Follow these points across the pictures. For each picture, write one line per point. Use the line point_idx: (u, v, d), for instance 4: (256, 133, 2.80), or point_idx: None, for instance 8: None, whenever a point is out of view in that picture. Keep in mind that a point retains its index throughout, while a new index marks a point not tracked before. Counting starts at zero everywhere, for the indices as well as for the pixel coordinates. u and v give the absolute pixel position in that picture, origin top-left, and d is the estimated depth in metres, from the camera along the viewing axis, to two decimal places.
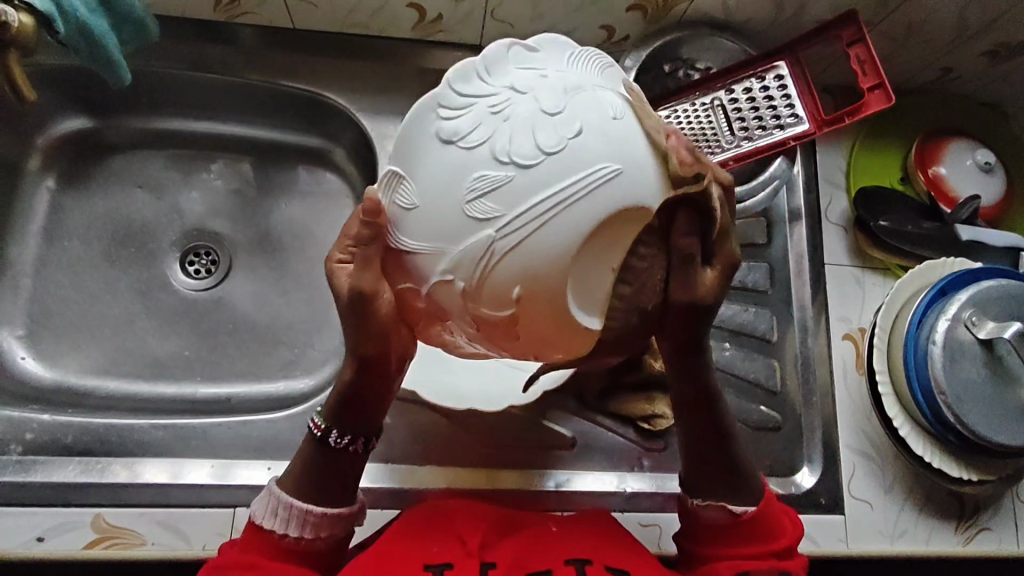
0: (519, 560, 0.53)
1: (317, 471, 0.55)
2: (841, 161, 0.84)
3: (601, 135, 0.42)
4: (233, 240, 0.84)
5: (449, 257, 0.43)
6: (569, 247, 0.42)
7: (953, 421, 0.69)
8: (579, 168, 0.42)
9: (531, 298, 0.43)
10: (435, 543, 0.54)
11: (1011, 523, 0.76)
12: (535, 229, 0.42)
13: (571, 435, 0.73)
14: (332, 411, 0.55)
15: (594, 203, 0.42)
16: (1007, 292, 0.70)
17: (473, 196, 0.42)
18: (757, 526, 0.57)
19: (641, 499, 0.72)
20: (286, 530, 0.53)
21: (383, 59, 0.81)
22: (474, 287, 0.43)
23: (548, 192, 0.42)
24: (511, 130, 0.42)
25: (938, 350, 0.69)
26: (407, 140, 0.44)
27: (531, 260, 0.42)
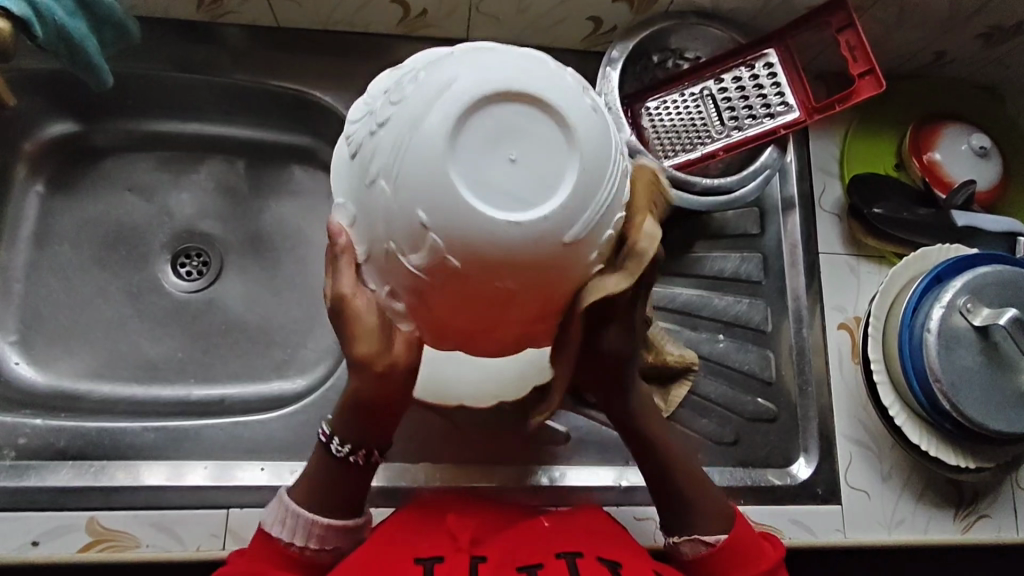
0: (510, 553, 0.52)
1: (325, 481, 0.55)
2: (834, 148, 0.83)
3: (450, 69, 0.42)
4: (225, 241, 0.84)
5: (376, 231, 0.43)
6: (444, 148, 0.40)
7: (949, 408, 0.68)
8: (434, 94, 0.41)
9: (443, 231, 0.40)
10: (426, 539, 0.54)
11: (1011, 509, 0.76)
12: (409, 151, 0.41)
13: (566, 429, 0.73)
14: (341, 419, 0.54)
15: (450, 107, 0.40)
16: (1002, 279, 0.69)
17: (366, 172, 0.43)
18: (730, 555, 0.56)
19: (637, 492, 0.72)
20: (293, 539, 0.54)
21: (369, 55, 0.80)
22: (401, 239, 0.42)
23: (415, 122, 0.41)
24: (385, 104, 0.43)
25: (933, 338, 0.68)
26: (334, 177, 0.47)
27: (425, 179, 0.40)
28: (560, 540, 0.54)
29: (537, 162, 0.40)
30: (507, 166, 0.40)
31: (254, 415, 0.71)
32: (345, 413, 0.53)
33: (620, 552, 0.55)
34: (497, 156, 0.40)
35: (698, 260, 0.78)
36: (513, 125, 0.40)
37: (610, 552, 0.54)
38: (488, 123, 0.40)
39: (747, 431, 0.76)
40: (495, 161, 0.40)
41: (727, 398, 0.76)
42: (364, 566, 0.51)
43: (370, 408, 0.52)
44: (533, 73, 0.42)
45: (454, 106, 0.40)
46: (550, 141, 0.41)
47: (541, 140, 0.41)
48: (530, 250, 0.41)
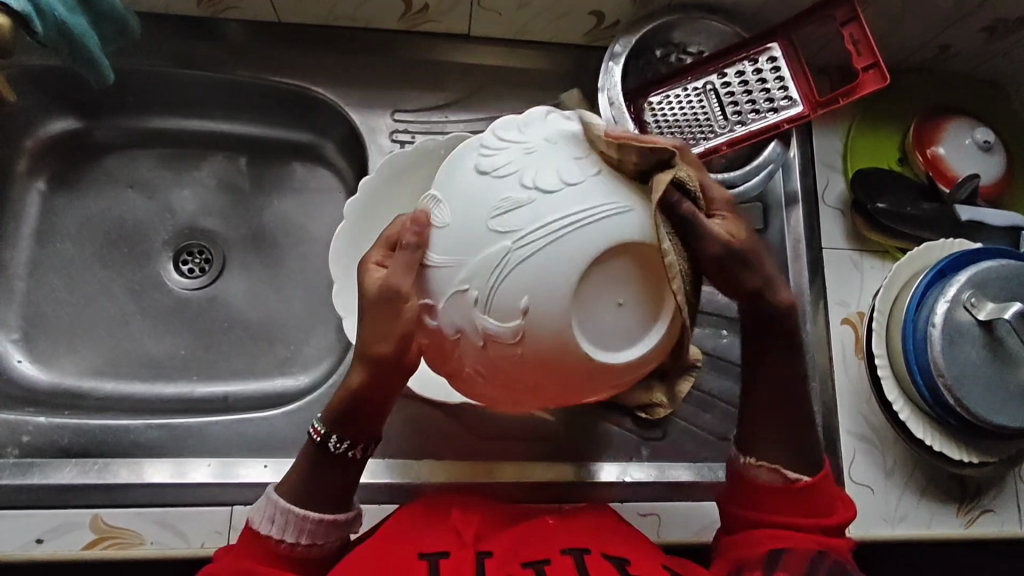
0: (515, 549, 0.52)
1: (315, 475, 0.55)
2: (838, 142, 0.83)
3: (601, 184, 0.46)
4: (227, 238, 0.84)
5: (469, 269, 0.46)
6: (576, 266, 0.45)
7: (953, 403, 0.68)
8: (583, 203, 0.45)
9: (535, 318, 0.45)
10: (430, 534, 0.54)
11: (1014, 504, 0.76)
12: (544, 246, 0.45)
13: (569, 426, 0.73)
14: (334, 415, 0.54)
15: (606, 230, 0.45)
16: (1006, 273, 0.69)
17: (500, 216, 0.46)
18: (810, 498, 0.56)
19: (640, 488, 0.72)
20: (284, 535, 0.53)
21: (371, 50, 0.80)
22: (488, 299, 0.46)
23: (558, 214, 0.45)
24: (536, 164, 0.47)
25: (937, 332, 0.68)
26: (449, 170, 0.50)
27: (546, 268, 0.45)
28: (565, 536, 0.54)
29: (632, 311, 0.47)
30: (613, 310, 0.46)
31: (257, 412, 0.70)
32: (337, 409, 0.54)
33: (627, 548, 0.55)
34: (607, 300, 0.46)
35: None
36: (625, 275, 0.46)
37: (618, 549, 0.54)
38: (615, 267, 0.46)
39: None
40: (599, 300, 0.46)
41: (731, 394, 0.76)
42: (371, 561, 0.51)
43: (359, 403, 0.53)
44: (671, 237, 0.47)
45: (609, 233, 0.45)
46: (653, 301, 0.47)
47: (641, 290, 0.47)
48: (582, 375, 0.47)
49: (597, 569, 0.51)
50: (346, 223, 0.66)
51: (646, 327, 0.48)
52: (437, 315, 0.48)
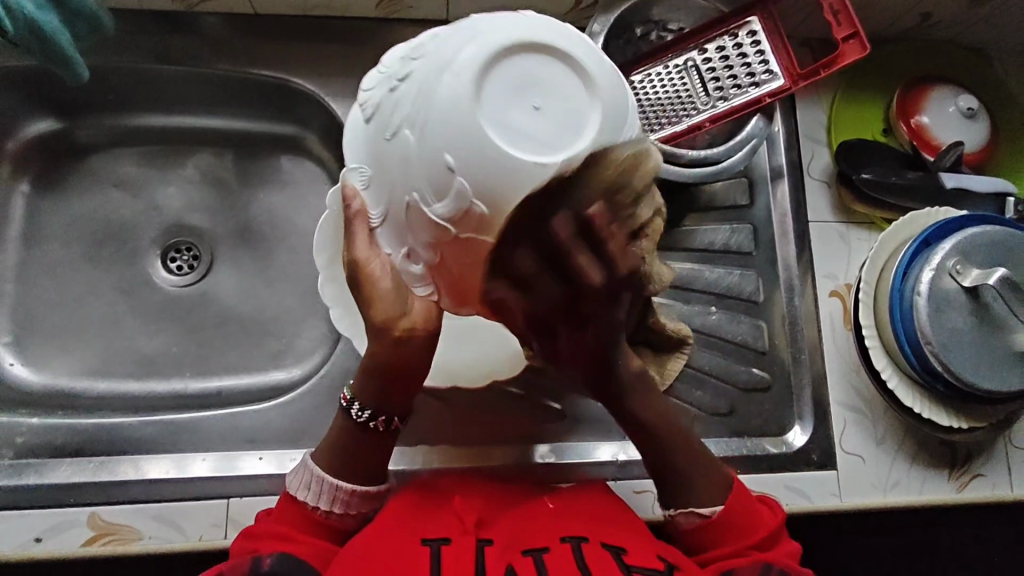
0: (514, 540, 0.53)
1: (349, 448, 0.56)
2: (821, 115, 0.83)
3: (456, 31, 0.44)
4: (214, 234, 0.84)
5: (398, 182, 0.45)
6: (467, 92, 0.41)
7: (941, 369, 0.68)
8: (446, 51, 0.43)
9: (468, 173, 0.41)
10: (432, 521, 0.54)
11: (1005, 467, 0.77)
12: (434, 101, 0.42)
13: (562, 407, 0.74)
14: (362, 383, 0.55)
15: (473, 57, 0.42)
16: (991, 240, 0.69)
17: (387, 124, 0.45)
18: (732, 524, 0.56)
19: (635, 466, 0.72)
20: (319, 504, 0.55)
21: (349, 39, 0.79)
22: (426, 186, 0.43)
23: (431, 74, 0.43)
24: (394, 66, 0.46)
25: (923, 300, 0.68)
26: (347, 142, 0.50)
27: (444, 126, 0.42)
28: (566, 524, 0.55)
29: (559, 110, 0.41)
30: (530, 112, 0.41)
31: (250, 406, 0.71)
32: (368, 380, 0.55)
33: (620, 535, 0.55)
34: (522, 105, 0.41)
35: (688, 233, 0.78)
36: (527, 71, 0.42)
37: (616, 539, 0.54)
38: (511, 75, 0.42)
39: (742, 401, 0.76)
40: (505, 104, 0.41)
41: (723, 370, 0.77)
42: (372, 544, 0.51)
43: (386, 372, 0.54)
44: (548, 29, 0.44)
45: (476, 55, 0.42)
46: (570, 91, 0.42)
47: (565, 89, 0.42)
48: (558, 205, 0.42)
49: (593, 558, 0.51)
50: (329, 210, 0.63)
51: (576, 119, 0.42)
52: (416, 256, 0.47)
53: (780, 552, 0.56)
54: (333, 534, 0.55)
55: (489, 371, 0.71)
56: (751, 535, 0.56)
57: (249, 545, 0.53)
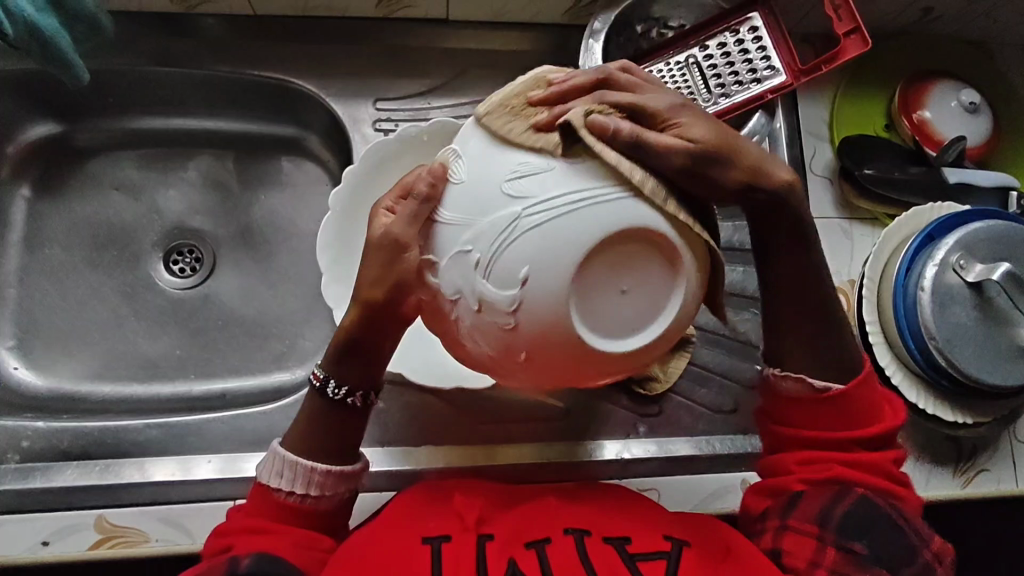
0: (515, 530, 0.53)
1: (321, 427, 0.56)
2: (823, 111, 0.83)
3: (616, 174, 0.45)
4: (216, 236, 0.84)
5: (476, 229, 0.45)
6: (585, 244, 0.43)
7: (945, 365, 0.68)
8: (601, 188, 0.44)
9: (535, 288, 0.44)
10: (433, 518, 0.55)
11: (1009, 463, 0.76)
12: (548, 227, 0.44)
13: (566, 406, 0.74)
14: (335, 360, 0.56)
15: (616, 219, 0.44)
16: (995, 234, 0.68)
17: (512, 181, 0.44)
18: (844, 408, 0.57)
19: (638, 464, 0.72)
20: (293, 488, 0.55)
21: (349, 40, 0.79)
22: (490, 264, 0.44)
23: (574, 194, 0.44)
24: (552, 138, 0.45)
25: (927, 297, 0.68)
26: (475, 125, 0.48)
27: (551, 237, 0.44)
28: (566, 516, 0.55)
29: (639, 295, 0.45)
30: (615, 294, 0.45)
31: (254, 408, 0.71)
32: (339, 355, 0.56)
33: (626, 524, 0.55)
34: (610, 286, 0.45)
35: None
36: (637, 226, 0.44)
37: (621, 528, 0.54)
38: (618, 255, 0.44)
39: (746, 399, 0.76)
40: (599, 283, 0.44)
41: (727, 367, 0.77)
42: (377, 540, 0.53)
43: (359, 354, 0.55)
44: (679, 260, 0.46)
45: (620, 221, 0.43)
46: (658, 290, 0.45)
47: (651, 284, 0.45)
48: (574, 355, 0.46)
49: (596, 551, 0.51)
50: (333, 212, 0.65)
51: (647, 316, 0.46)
52: (438, 274, 0.47)
53: (876, 456, 0.57)
54: (311, 522, 0.55)
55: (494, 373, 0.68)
56: (858, 424, 0.57)
57: (223, 542, 0.53)
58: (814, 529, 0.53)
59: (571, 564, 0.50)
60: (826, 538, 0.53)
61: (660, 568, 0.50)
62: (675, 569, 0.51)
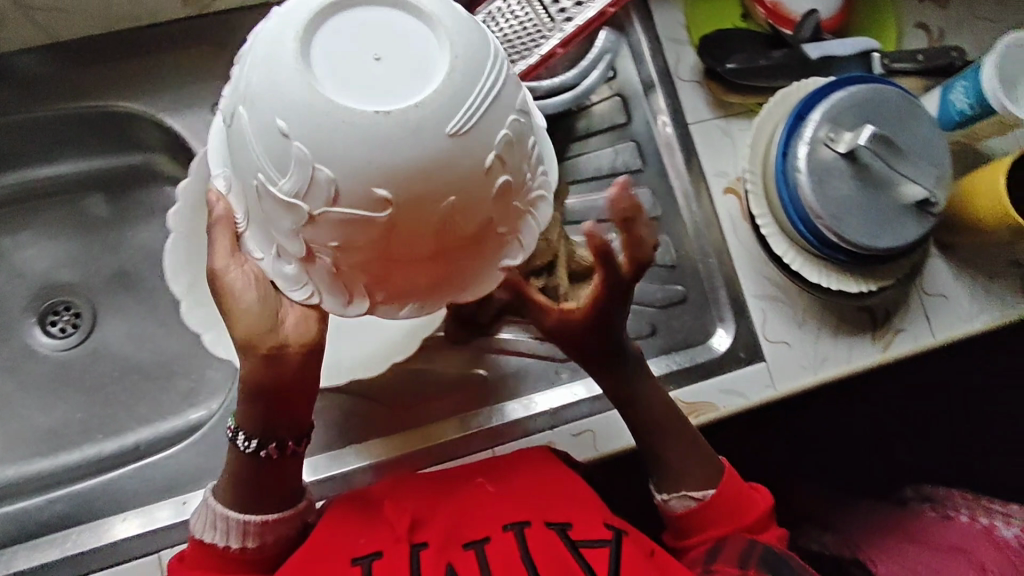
0: (450, 537, 0.53)
1: (247, 478, 0.54)
2: (679, 14, 0.80)
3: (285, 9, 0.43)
4: (90, 287, 0.78)
5: (247, 167, 0.43)
6: (295, 55, 0.40)
7: (837, 240, 0.67)
8: (280, 20, 0.42)
9: (304, 131, 0.39)
10: (364, 533, 0.54)
11: (923, 318, 0.79)
12: (264, 70, 0.41)
13: (486, 371, 0.72)
14: (245, 412, 0.52)
15: (293, 30, 0.40)
16: (858, 98, 0.67)
17: (232, 115, 0.43)
18: (722, 505, 0.59)
19: (565, 410, 0.71)
20: (227, 541, 0.53)
21: (168, 46, 0.72)
22: (269, 164, 0.41)
23: (262, 51, 0.42)
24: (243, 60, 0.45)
25: (805, 178, 0.66)
26: (215, 146, 0.50)
27: (274, 89, 0.40)
28: (505, 509, 0.56)
29: (398, 57, 0.40)
30: (369, 63, 0.40)
31: (161, 454, 0.67)
32: (247, 408, 0.51)
33: (569, 511, 0.56)
34: (360, 60, 0.40)
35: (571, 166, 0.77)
36: (371, 32, 0.40)
37: (561, 514, 0.56)
38: (343, 45, 0.40)
39: (663, 319, 0.76)
40: (342, 61, 0.40)
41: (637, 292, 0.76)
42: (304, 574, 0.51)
43: (268, 397, 0.51)
44: None
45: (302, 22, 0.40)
46: (413, 43, 0.40)
47: (409, 46, 0.40)
48: (421, 167, 0.40)
49: (538, 541, 0.52)
50: (175, 234, 0.58)
51: (424, 83, 0.40)
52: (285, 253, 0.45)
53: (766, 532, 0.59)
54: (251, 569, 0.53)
55: (389, 357, 0.67)
56: (738, 517, 0.59)
57: None
58: (737, 569, 0.55)
59: (509, 561, 0.51)
60: None
61: (602, 557, 0.52)
62: (616, 556, 0.52)
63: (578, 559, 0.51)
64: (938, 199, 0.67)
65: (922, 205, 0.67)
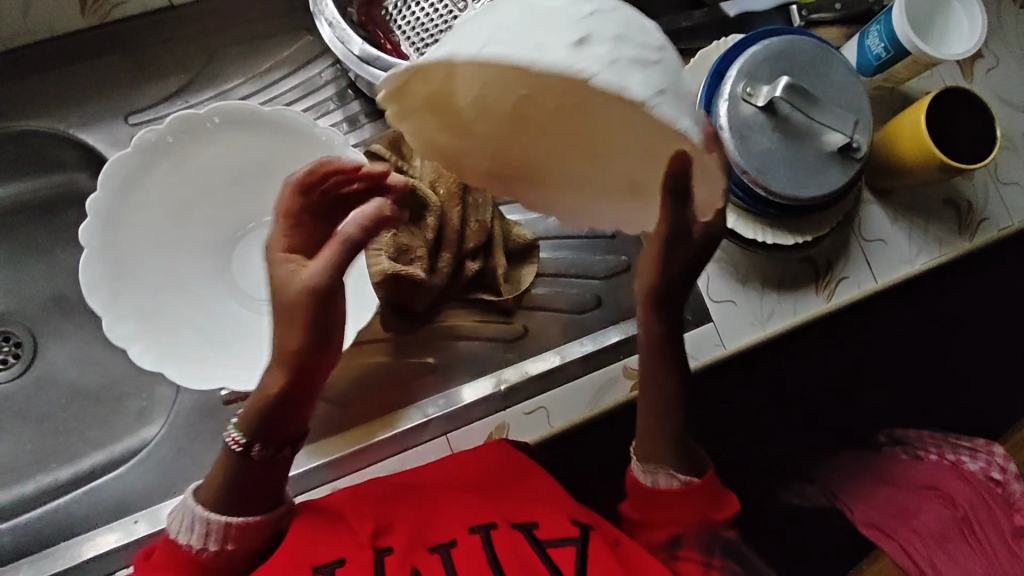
0: (415, 538, 0.52)
1: (235, 477, 0.50)
2: None
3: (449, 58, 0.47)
4: (28, 315, 0.77)
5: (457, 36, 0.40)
6: None
7: (766, 194, 0.68)
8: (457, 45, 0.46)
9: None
10: (323, 540, 0.50)
11: (864, 264, 0.79)
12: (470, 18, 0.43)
13: (434, 359, 0.72)
14: (257, 419, 0.50)
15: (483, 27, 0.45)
16: (772, 52, 0.68)
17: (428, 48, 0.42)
18: (701, 496, 0.58)
19: (518, 391, 0.70)
20: (204, 544, 0.49)
21: (74, 58, 0.69)
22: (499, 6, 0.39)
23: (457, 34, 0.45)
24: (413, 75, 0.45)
25: (727, 134, 0.66)
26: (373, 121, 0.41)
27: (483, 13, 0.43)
28: (472, 509, 0.56)
29: None
30: None
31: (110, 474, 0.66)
32: (258, 415, 0.50)
33: (536, 508, 0.57)
34: None
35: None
36: None
37: (528, 513, 0.56)
38: None
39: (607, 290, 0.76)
40: None
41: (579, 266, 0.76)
42: None
43: (282, 410, 0.50)
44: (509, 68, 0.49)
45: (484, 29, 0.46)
46: None
47: None
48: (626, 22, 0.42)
49: (505, 543, 0.53)
50: (90, 248, 0.58)
51: None
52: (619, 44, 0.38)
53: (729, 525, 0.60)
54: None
55: None
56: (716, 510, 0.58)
57: None
58: (703, 559, 0.57)
59: (476, 565, 0.50)
60: (711, 564, 0.57)
61: (569, 555, 0.52)
62: (583, 553, 0.52)
63: (546, 561, 0.51)
64: (859, 144, 0.68)
65: (845, 152, 0.68)
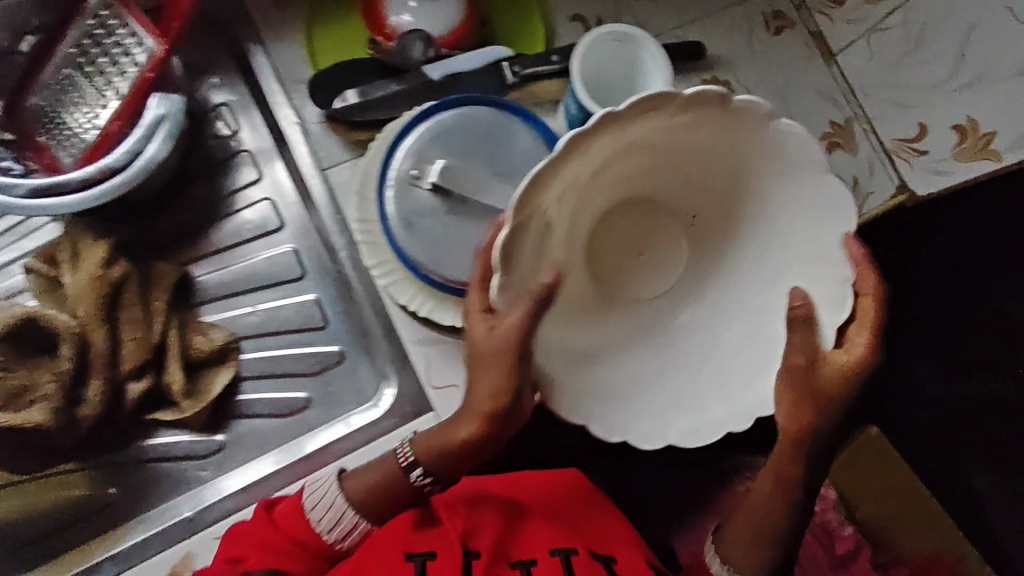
0: (500, 547, 0.58)
1: (382, 488, 0.57)
2: (299, 52, 0.72)
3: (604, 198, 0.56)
4: None
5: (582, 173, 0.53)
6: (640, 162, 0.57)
7: (443, 282, 0.63)
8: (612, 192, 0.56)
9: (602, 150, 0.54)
10: (418, 536, 0.57)
11: None
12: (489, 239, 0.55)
13: (117, 488, 0.66)
14: (431, 454, 0.57)
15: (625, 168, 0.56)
16: (441, 128, 0.64)
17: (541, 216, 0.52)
18: None
19: (209, 511, 0.65)
20: (330, 532, 0.56)
21: None
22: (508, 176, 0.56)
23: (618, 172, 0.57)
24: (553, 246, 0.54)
25: (395, 222, 0.63)
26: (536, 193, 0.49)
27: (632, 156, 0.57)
28: (558, 534, 0.60)
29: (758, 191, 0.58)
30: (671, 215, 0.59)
31: None
32: (439, 453, 0.57)
33: (616, 547, 0.61)
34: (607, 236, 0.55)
35: (204, 238, 0.71)
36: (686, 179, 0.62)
37: (603, 548, 0.61)
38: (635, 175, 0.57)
39: (319, 390, 0.70)
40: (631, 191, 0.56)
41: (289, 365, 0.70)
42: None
43: (453, 452, 0.56)
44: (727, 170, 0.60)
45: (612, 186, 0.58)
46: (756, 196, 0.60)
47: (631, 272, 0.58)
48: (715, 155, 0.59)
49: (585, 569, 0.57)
50: None
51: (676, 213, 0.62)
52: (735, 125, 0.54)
53: None
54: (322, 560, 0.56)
55: None
56: None
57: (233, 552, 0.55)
58: None
59: None
60: None
61: None
62: None
63: None
64: None
65: None
